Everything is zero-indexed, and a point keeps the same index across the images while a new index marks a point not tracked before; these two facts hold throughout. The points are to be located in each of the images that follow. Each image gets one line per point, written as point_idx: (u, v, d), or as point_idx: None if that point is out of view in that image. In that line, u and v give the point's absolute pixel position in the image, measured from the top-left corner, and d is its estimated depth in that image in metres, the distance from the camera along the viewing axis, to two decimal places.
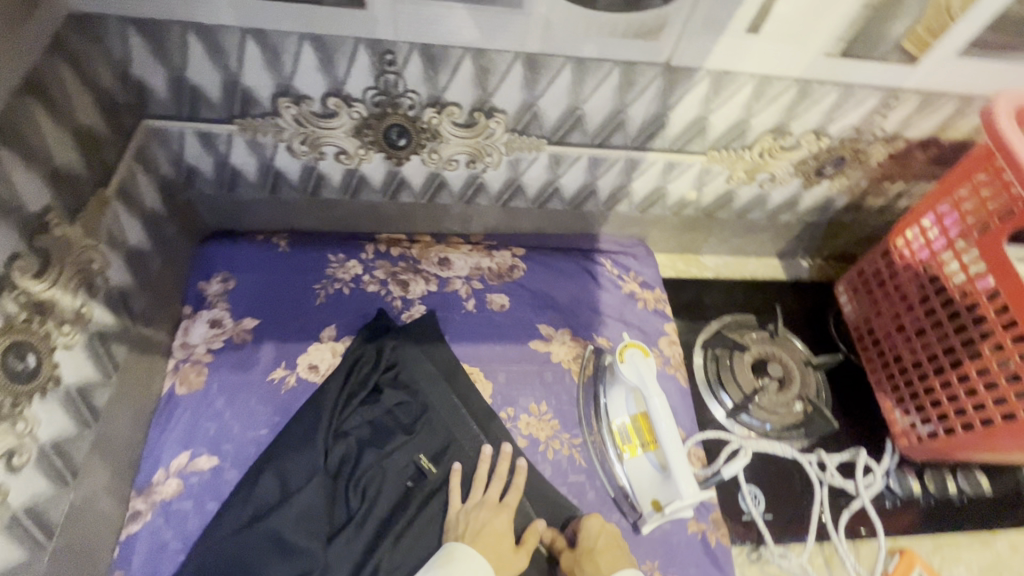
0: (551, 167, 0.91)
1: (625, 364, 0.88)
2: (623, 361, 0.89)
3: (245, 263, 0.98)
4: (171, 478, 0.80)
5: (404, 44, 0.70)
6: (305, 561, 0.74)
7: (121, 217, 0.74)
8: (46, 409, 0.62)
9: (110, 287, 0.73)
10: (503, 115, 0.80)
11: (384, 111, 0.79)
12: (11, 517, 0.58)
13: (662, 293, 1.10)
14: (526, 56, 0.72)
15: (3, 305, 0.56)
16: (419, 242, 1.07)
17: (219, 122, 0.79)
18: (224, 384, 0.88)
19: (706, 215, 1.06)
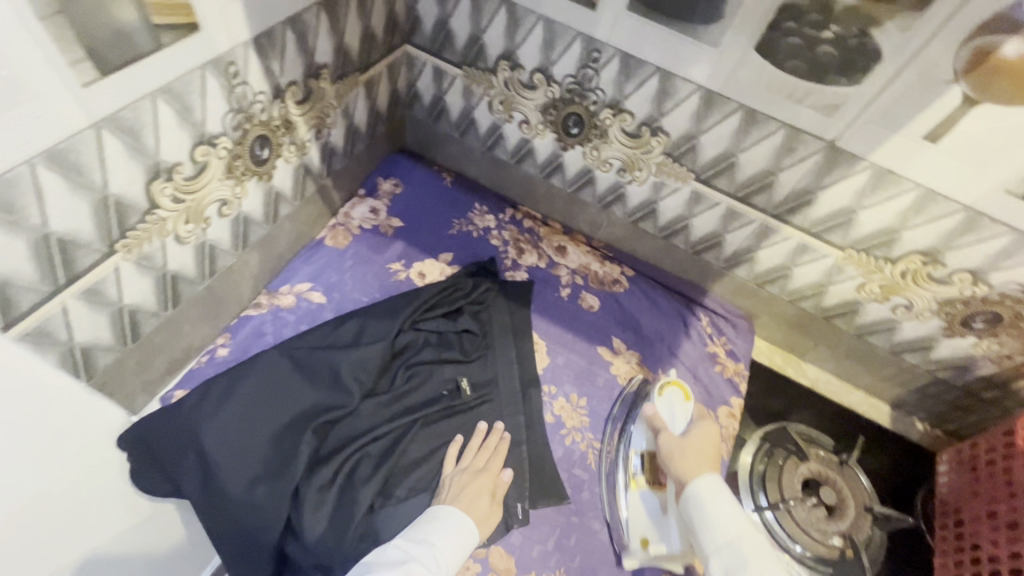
0: (689, 202, 0.98)
1: (662, 400, 0.90)
2: (659, 397, 0.91)
3: (415, 180, 1.21)
4: (290, 295, 1.01)
5: (611, 48, 0.84)
6: (343, 399, 0.88)
7: (359, 99, 0.99)
8: (254, 192, 0.85)
9: (328, 141, 0.97)
10: (665, 137, 0.91)
11: (572, 99, 0.94)
12: (202, 244, 0.80)
13: (744, 370, 1.08)
14: (705, 92, 0.82)
15: (272, 109, 0.79)
16: (549, 225, 1.20)
17: (453, 64, 1.01)
18: (357, 253, 1.09)
19: (822, 318, 1.03)
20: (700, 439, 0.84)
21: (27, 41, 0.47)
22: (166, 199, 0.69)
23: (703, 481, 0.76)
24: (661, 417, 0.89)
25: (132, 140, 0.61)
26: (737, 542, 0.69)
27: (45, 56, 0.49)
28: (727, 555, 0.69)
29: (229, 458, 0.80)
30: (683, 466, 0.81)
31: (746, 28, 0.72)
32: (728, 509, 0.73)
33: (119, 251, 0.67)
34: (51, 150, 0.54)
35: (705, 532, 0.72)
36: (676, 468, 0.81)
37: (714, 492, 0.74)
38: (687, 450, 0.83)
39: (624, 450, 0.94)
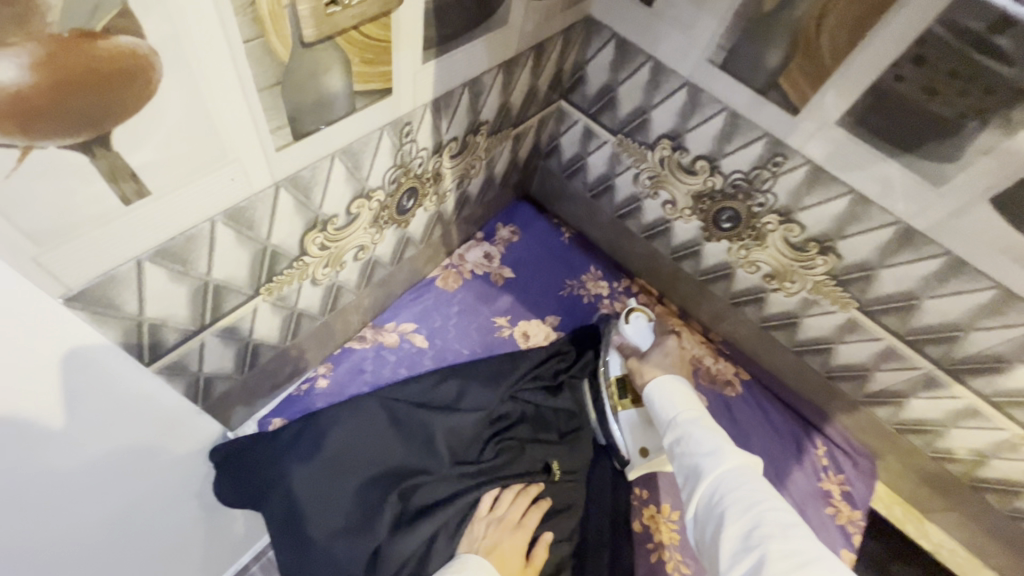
0: (842, 328, 0.87)
1: (629, 324, 0.93)
2: (627, 323, 0.93)
3: (534, 230, 1.17)
4: (394, 333, 0.99)
5: (801, 157, 0.75)
6: (431, 463, 0.84)
7: (505, 151, 0.95)
8: (390, 237, 0.83)
9: (466, 189, 0.94)
10: (835, 258, 0.81)
11: (734, 194, 0.86)
12: (332, 285, 0.78)
13: (860, 519, 0.96)
14: (905, 228, 0.71)
15: (428, 163, 0.76)
16: (665, 306, 1.12)
17: (607, 129, 0.95)
18: (465, 299, 1.06)
19: (969, 486, 0.90)
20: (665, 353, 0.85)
21: (241, 109, 0.46)
22: (314, 247, 0.68)
23: (663, 377, 0.77)
24: (629, 341, 0.92)
25: (303, 196, 0.59)
26: (694, 415, 0.70)
27: (254, 123, 0.48)
28: (685, 423, 0.70)
29: (313, 505, 0.78)
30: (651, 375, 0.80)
31: (985, 176, 0.62)
32: (683, 390, 0.75)
33: (262, 292, 0.66)
34: (233, 208, 0.52)
35: (667, 409, 0.73)
36: (643, 377, 0.82)
37: (674, 382, 0.76)
38: (657, 362, 0.83)
39: (604, 378, 0.92)
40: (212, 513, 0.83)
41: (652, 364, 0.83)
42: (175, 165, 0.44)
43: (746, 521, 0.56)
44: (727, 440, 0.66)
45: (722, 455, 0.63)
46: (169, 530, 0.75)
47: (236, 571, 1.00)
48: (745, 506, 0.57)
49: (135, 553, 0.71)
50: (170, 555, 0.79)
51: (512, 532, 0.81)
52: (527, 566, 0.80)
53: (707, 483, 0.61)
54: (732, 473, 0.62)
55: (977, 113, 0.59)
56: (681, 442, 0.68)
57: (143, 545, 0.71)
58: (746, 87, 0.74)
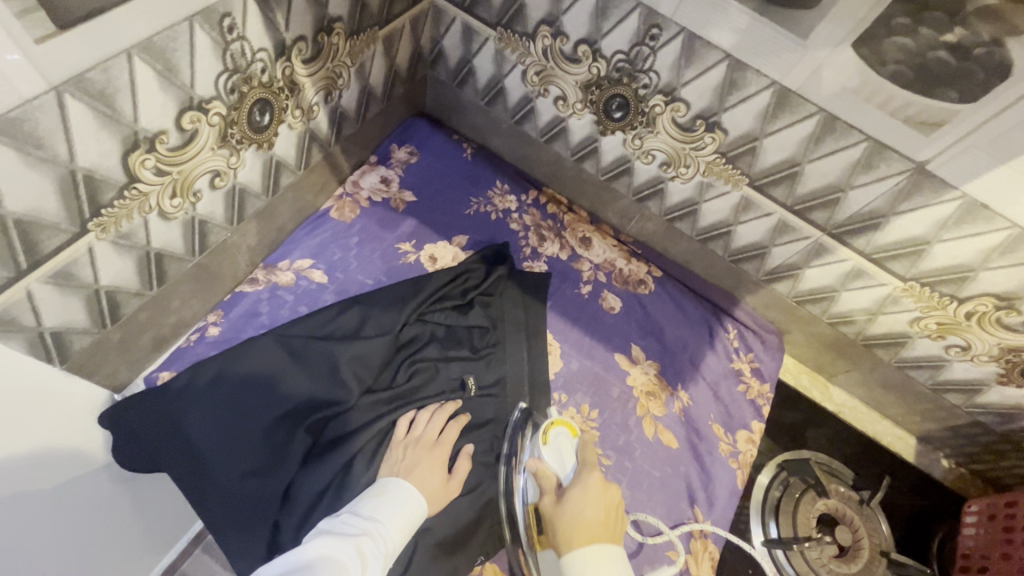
0: (738, 209, 0.87)
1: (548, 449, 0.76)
2: (546, 445, 0.77)
3: (433, 149, 1.10)
4: (290, 272, 0.93)
5: (675, 25, 0.71)
6: (340, 394, 0.81)
7: (377, 57, 0.87)
8: (253, 161, 0.75)
9: (339, 105, 0.86)
10: (722, 134, 0.79)
11: (620, 79, 0.82)
12: (192, 219, 0.71)
13: (769, 391, 1.01)
14: (780, 89, 0.70)
15: (274, 69, 0.68)
16: (576, 213, 1.09)
17: (486, 24, 0.88)
18: (364, 229, 1.00)
19: (862, 345, 0.95)
20: (584, 498, 0.69)
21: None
22: (147, 172, 0.60)
23: (581, 552, 0.62)
24: (546, 469, 0.76)
25: (104, 104, 0.51)
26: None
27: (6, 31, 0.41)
28: None
29: (212, 452, 0.74)
30: (567, 539, 0.64)
31: (843, 19, 0.60)
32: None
33: (93, 230, 0.59)
34: (0, 119, 0.44)
35: None
36: (557, 540, 0.66)
37: (594, 565, 0.61)
38: (573, 514, 0.67)
39: (519, 504, 0.77)
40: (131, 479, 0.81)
41: (568, 520, 0.67)
42: None
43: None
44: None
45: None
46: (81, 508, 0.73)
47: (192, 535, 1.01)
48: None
49: (54, 539, 0.69)
50: (97, 531, 0.78)
51: (432, 450, 0.80)
52: (450, 479, 0.80)
53: None
54: None
55: None
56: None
57: (59, 528, 0.70)
58: None
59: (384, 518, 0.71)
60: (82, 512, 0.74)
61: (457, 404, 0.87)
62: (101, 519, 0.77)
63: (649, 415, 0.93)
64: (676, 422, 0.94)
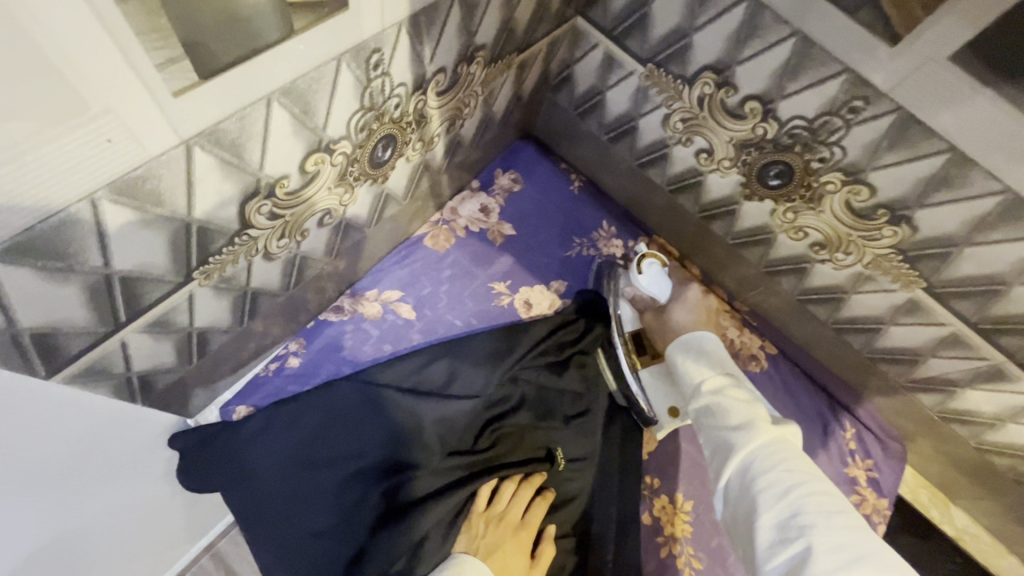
0: (899, 309, 0.75)
1: (643, 274, 0.83)
2: (641, 273, 0.84)
3: (538, 178, 1.00)
4: (376, 303, 0.86)
5: (889, 103, 0.58)
6: (418, 456, 0.74)
7: (507, 83, 0.76)
8: (364, 196, 0.67)
9: (458, 133, 0.76)
10: (907, 230, 0.66)
11: (791, 146, 0.69)
12: (294, 256, 0.64)
13: (886, 507, 0.89)
14: (1015, 200, 0.56)
15: (408, 104, 0.59)
16: (687, 269, 0.98)
17: (634, 58, 0.77)
18: (458, 262, 0.91)
19: (1012, 479, 0.82)
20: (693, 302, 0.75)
21: (95, 39, 0.29)
22: (260, 218, 0.53)
23: (686, 336, 0.67)
24: (643, 293, 0.85)
25: (232, 155, 0.43)
26: (722, 382, 0.60)
27: (146, 93, 0.34)
28: (709, 390, 0.60)
29: (287, 503, 0.70)
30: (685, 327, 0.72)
31: None
32: (711, 353, 0.64)
33: (197, 278, 0.52)
34: (121, 179, 0.37)
35: (687, 372, 0.63)
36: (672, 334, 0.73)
37: (699, 343, 0.65)
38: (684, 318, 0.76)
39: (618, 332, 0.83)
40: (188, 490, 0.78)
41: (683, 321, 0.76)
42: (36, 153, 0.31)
43: (785, 511, 0.49)
44: (757, 408, 0.57)
45: (752, 432, 0.54)
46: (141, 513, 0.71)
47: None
48: (782, 494, 0.50)
49: (109, 540, 0.68)
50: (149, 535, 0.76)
51: (516, 534, 0.73)
52: (533, 567, 0.72)
53: (737, 463, 0.53)
54: (767, 451, 0.53)
55: None
56: (709, 411, 0.59)
57: (109, 534, 0.67)
58: (833, 4, 0.56)
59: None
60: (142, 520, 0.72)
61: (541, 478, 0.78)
62: (152, 525, 0.75)
63: None
64: None
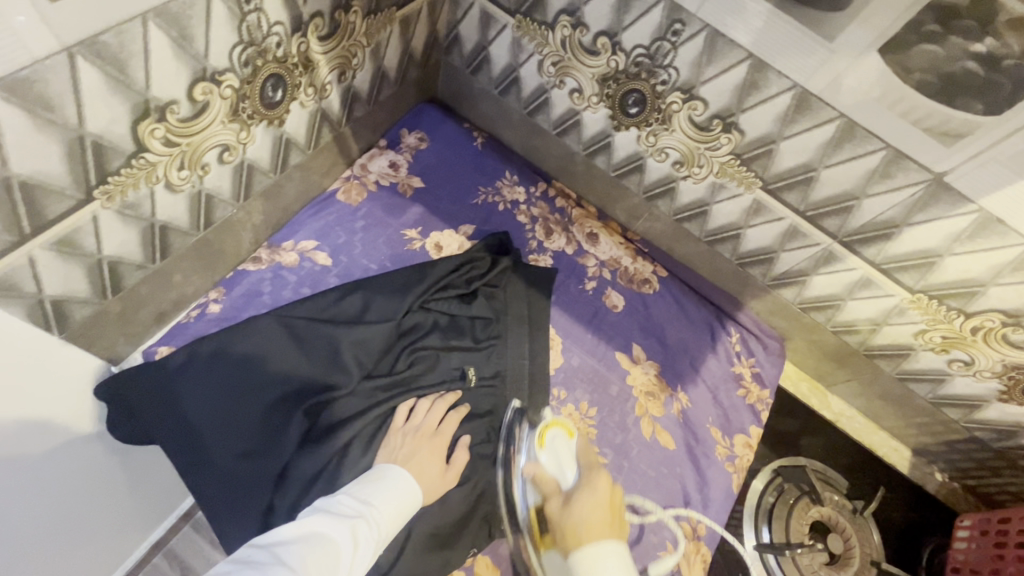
0: (749, 212, 0.87)
1: (544, 450, 0.76)
2: (543, 447, 0.76)
3: (443, 136, 1.09)
4: (293, 252, 0.92)
5: (697, 22, 0.70)
6: (337, 378, 0.81)
7: (393, 38, 0.85)
8: (263, 137, 0.74)
9: (352, 85, 0.84)
10: (738, 135, 0.78)
11: (638, 74, 0.81)
12: (199, 192, 0.70)
13: (768, 397, 1.01)
14: (801, 92, 0.69)
15: (290, 44, 0.67)
16: (584, 209, 1.09)
17: (505, 11, 0.87)
18: (370, 213, 0.99)
19: (865, 355, 0.95)
20: (583, 495, 0.69)
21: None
22: (156, 143, 0.59)
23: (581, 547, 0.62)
24: (545, 473, 0.75)
25: (116, 70, 0.50)
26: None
27: None
28: None
29: (213, 429, 0.74)
30: (578, 522, 0.66)
31: (872, 24, 0.59)
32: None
33: (98, 199, 0.58)
34: (12, 79, 0.43)
35: None
36: (561, 532, 0.66)
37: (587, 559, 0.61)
38: (579, 511, 0.68)
39: (523, 509, 0.76)
40: (124, 450, 0.81)
41: (572, 512, 0.68)
42: None
43: None
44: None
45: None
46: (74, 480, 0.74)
47: (175, 515, 0.99)
48: None
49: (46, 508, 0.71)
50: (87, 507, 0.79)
51: (432, 442, 0.80)
52: (448, 470, 0.80)
53: None
54: None
55: None
56: None
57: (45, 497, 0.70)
58: None
59: (379, 504, 0.70)
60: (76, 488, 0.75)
61: (455, 394, 0.86)
62: (85, 491, 0.77)
63: (647, 415, 0.93)
64: (674, 424, 0.94)
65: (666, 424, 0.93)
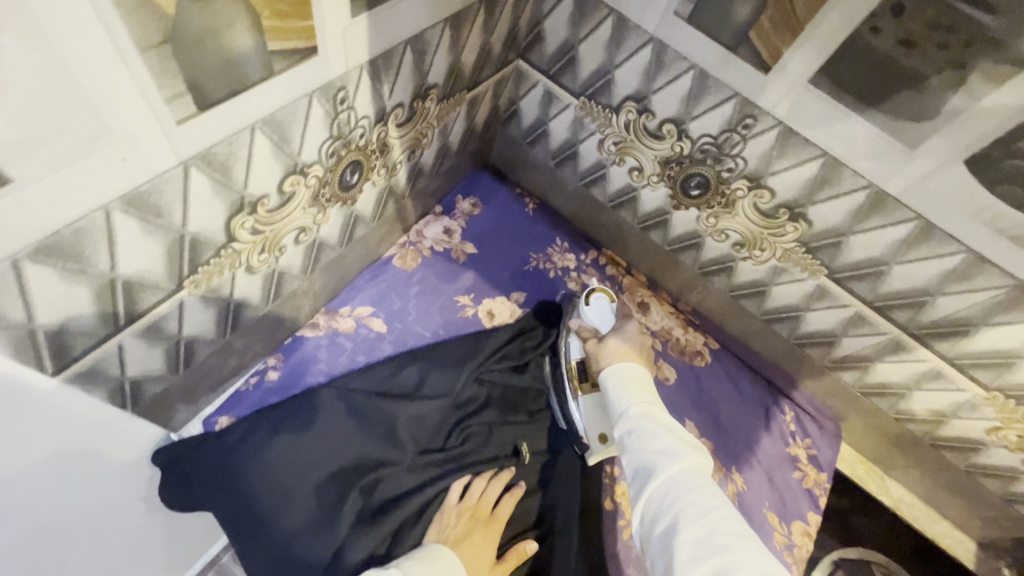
0: (811, 296, 0.86)
1: (590, 306, 0.90)
2: (589, 305, 0.91)
3: (496, 202, 1.10)
4: (350, 318, 0.93)
5: (772, 119, 0.71)
6: (393, 454, 0.80)
7: (459, 117, 0.87)
8: (336, 216, 0.76)
9: (418, 161, 0.86)
10: (805, 225, 0.78)
11: (703, 160, 0.81)
12: (274, 270, 0.71)
13: (826, 480, 0.97)
14: (877, 192, 0.68)
15: (370, 134, 0.69)
16: (634, 277, 1.08)
17: (569, 92, 0.89)
18: (425, 279, 1.00)
19: (929, 444, 0.91)
20: (623, 334, 0.80)
21: (110, 60, 0.37)
22: (244, 233, 0.60)
23: (621, 364, 0.71)
24: (588, 323, 0.89)
25: (221, 175, 0.52)
26: (646, 406, 0.64)
27: (153, 115, 0.42)
28: (635, 416, 0.64)
29: (271, 506, 0.74)
30: (607, 354, 0.77)
31: (960, 136, 0.59)
32: (643, 386, 0.68)
33: (186, 287, 0.59)
34: (132, 194, 0.45)
35: (619, 399, 0.67)
36: (600, 359, 0.78)
37: (629, 373, 0.70)
38: (611, 346, 0.79)
39: (564, 361, 0.88)
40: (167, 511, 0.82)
41: (608, 348, 0.79)
42: (69, 167, 0.39)
43: (670, 519, 0.53)
44: (675, 432, 0.61)
45: (669, 462, 0.57)
46: (114, 543, 0.75)
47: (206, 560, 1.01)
48: (669, 502, 0.54)
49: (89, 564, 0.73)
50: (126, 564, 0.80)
51: (483, 529, 0.77)
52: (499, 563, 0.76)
53: (656, 485, 0.56)
54: (684, 475, 0.56)
55: (956, 67, 0.55)
56: (634, 433, 0.62)
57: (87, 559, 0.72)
58: (716, 43, 0.69)
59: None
60: (118, 548, 0.76)
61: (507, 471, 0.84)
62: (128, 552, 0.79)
63: None
64: None
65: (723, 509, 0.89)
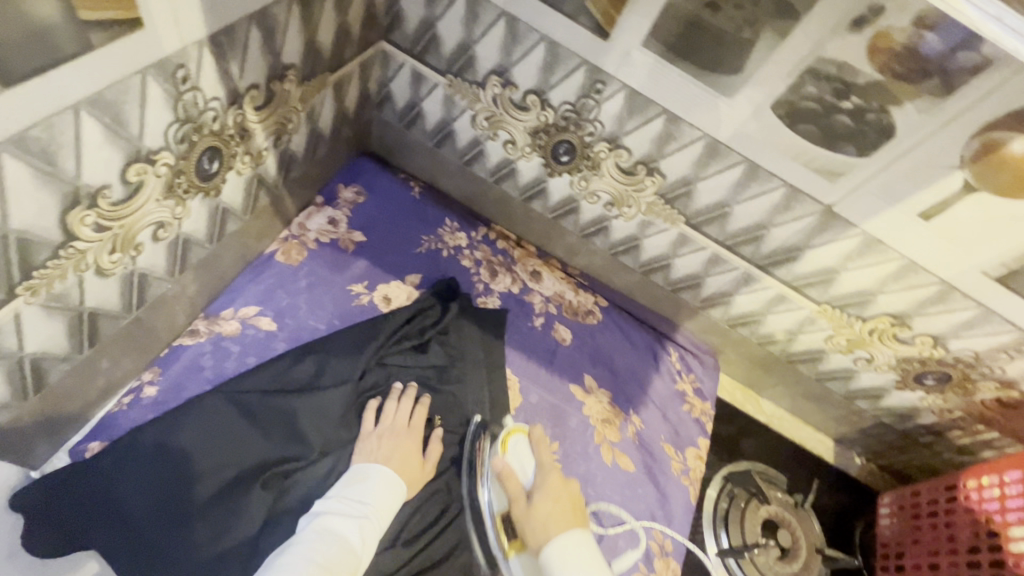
0: (675, 244, 0.95)
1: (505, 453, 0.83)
2: (505, 451, 0.83)
3: (380, 188, 1.09)
4: (234, 320, 0.87)
5: (618, 83, 0.78)
6: (297, 450, 0.78)
7: (326, 101, 0.86)
8: (199, 209, 0.72)
9: (287, 148, 0.84)
10: (661, 178, 0.87)
11: (567, 126, 0.87)
12: (131, 272, 0.66)
13: (710, 409, 1.09)
14: (710, 141, 0.78)
15: (224, 117, 0.66)
16: (524, 248, 1.13)
17: (436, 72, 0.91)
18: (313, 272, 0.96)
19: (786, 361, 1.06)
20: (554, 499, 0.76)
21: None
22: (86, 229, 0.55)
23: (563, 536, 0.70)
24: (510, 473, 0.81)
25: (45, 162, 0.48)
26: None
27: None
28: None
29: (162, 529, 0.68)
30: (549, 528, 0.72)
31: (763, 85, 0.69)
32: (587, 556, 0.68)
33: (21, 295, 0.53)
34: None
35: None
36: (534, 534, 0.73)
37: (574, 547, 0.69)
38: (547, 516, 0.73)
39: (487, 513, 0.81)
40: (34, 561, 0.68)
41: (539, 520, 0.73)
42: None
43: None
44: None
45: None
46: None
47: None
48: None
49: None
50: None
51: (396, 439, 0.81)
52: (426, 462, 0.84)
53: None
54: None
55: (752, 24, 0.65)
56: None
57: None
58: (558, 14, 0.75)
59: (373, 504, 0.74)
60: None
61: (418, 386, 0.89)
62: None
63: (606, 443, 0.97)
64: (631, 447, 0.98)
65: (624, 448, 0.97)
